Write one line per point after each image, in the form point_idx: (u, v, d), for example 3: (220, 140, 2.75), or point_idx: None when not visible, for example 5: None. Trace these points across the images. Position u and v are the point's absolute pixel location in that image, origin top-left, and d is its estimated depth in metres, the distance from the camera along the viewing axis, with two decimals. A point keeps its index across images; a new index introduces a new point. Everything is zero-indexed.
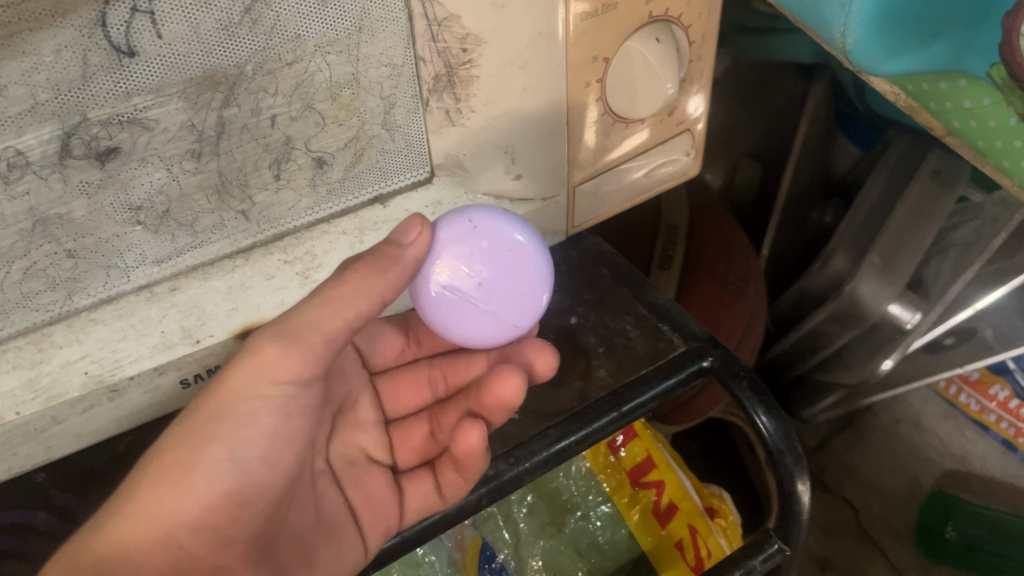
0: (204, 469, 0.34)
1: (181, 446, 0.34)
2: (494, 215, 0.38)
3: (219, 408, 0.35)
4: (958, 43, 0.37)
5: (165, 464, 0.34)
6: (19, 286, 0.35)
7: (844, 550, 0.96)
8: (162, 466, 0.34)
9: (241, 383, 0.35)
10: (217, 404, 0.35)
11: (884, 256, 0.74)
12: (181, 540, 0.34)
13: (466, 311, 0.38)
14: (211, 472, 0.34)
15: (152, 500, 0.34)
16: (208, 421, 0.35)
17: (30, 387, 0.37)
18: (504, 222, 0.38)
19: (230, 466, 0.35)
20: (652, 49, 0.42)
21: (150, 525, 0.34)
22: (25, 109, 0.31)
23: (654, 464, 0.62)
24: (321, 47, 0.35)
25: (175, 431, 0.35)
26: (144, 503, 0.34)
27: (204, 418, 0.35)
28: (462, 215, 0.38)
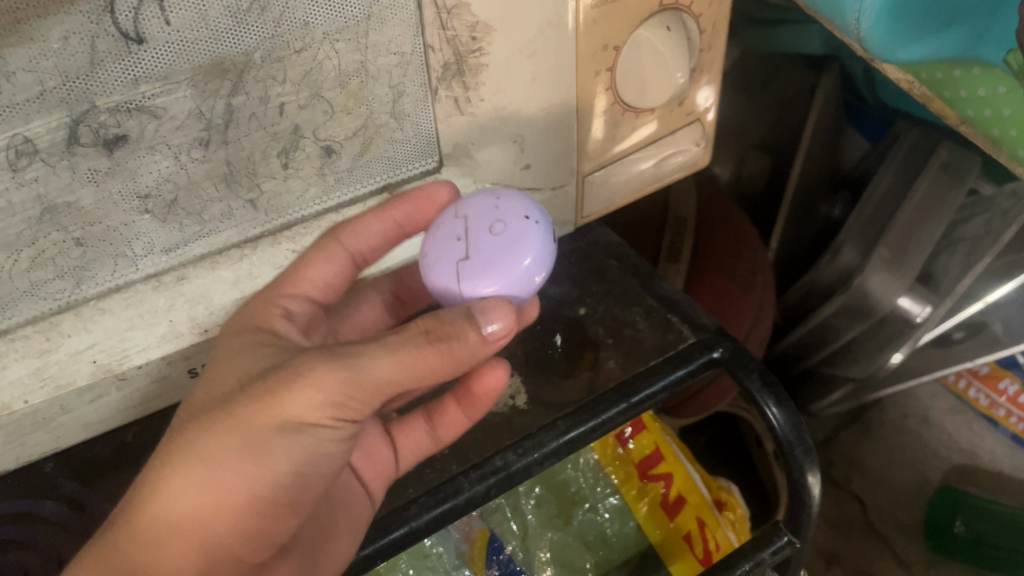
0: (251, 484, 0.32)
1: (218, 467, 0.32)
2: (539, 248, 0.35)
3: (268, 432, 0.31)
4: (973, 30, 0.36)
5: (210, 483, 0.32)
6: (26, 275, 0.35)
7: (852, 545, 0.96)
8: (207, 484, 0.32)
9: (283, 412, 0.31)
10: (264, 428, 0.31)
11: (893, 250, 0.74)
12: (216, 549, 0.33)
13: None
14: (257, 486, 0.32)
15: (185, 510, 0.32)
16: (252, 444, 0.31)
17: (37, 376, 0.37)
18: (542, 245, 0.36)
19: (276, 476, 0.33)
20: (661, 37, 0.41)
21: (184, 535, 0.32)
22: (33, 96, 0.30)
23: (662, 456, 0.62)
24: (330, 34, 0.35)
25: (219, 451, 0.31)
26: (175, 511, 0.32)
27: (240, 439, 0.31)
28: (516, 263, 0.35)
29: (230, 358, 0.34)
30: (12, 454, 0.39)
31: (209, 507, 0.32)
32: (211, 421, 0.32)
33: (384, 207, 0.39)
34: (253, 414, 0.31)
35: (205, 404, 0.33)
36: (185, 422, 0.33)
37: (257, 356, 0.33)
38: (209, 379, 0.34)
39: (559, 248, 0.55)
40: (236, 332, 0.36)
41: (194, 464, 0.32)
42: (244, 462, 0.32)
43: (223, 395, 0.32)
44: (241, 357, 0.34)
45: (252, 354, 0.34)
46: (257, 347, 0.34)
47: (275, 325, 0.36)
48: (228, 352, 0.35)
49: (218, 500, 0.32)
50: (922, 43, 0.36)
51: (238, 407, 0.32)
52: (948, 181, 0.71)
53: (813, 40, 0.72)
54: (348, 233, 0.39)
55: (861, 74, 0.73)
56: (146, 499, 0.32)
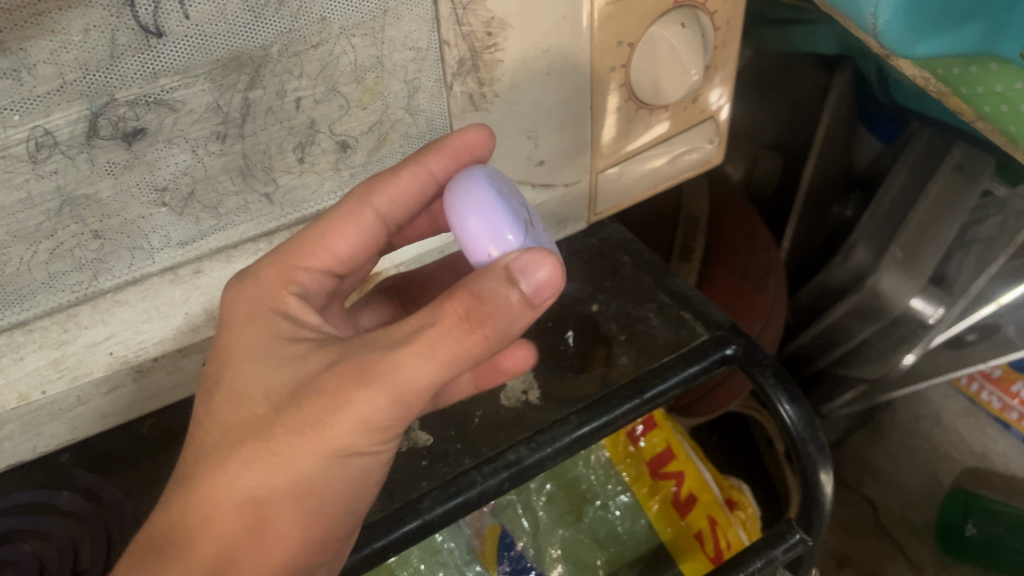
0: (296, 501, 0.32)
1: (265, 496, 0.32)
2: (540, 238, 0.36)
3: (308, 452, 0.31)
4: (991, 25, 0.36)
5: (256, 503, 0.32)
6: (45, 266, 0.35)
7: (862, 545, 0.96)
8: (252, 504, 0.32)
9: (326, 435, 0.31)
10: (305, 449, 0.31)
11: (906, 249, 0.74)
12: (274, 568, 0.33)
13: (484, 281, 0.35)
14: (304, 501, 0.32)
15: (237, 538, 0.32)
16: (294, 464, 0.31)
17: (55, 366, 0.38)
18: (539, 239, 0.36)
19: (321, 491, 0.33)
20: (675, 35, 0.41)
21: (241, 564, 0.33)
22: (53, 88, 0.31)
23: (673, 454, 0.62)
24: (346, 29, 0.35)
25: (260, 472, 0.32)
26: (227, 542, 0.32)
27: (285, 465, 0.31)
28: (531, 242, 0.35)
29: (246, 364, 0.34)
30: (29, 445, 0.40)
31: (261, 528, 0.33)
32: (250, 445, 0.32)
33: (423, 156, 0.37)
34: (294, 439, 0.31)
35: (233, 422, 0.33)
36: (217, 445, 0.33)
37: (281, 361, 0.33)
38: (230, 391, 0.33)
39: (572, 245, 0.55)
40: (250, 323, 0.35)
41: (239, 495, 0.32)
42: (291, 485, 0.32)
43: (255, 414, 0.32)
44: (262, 362, 0.33)
45: (275, 358, 0.33)
46: (279, 345, 0.34)
47: (288, 302, 0.35)
48: (243, 355, 0.34)
49: (266, 514, 0.32)
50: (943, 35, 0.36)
51: (278, 434, 0.31)
52: (961, 182, 0.70)
53: (826, 40, 0.72)
54: (381, 194, 0.38)
55: (874, 74, 0.73)
56: (193, 526, 0.32)
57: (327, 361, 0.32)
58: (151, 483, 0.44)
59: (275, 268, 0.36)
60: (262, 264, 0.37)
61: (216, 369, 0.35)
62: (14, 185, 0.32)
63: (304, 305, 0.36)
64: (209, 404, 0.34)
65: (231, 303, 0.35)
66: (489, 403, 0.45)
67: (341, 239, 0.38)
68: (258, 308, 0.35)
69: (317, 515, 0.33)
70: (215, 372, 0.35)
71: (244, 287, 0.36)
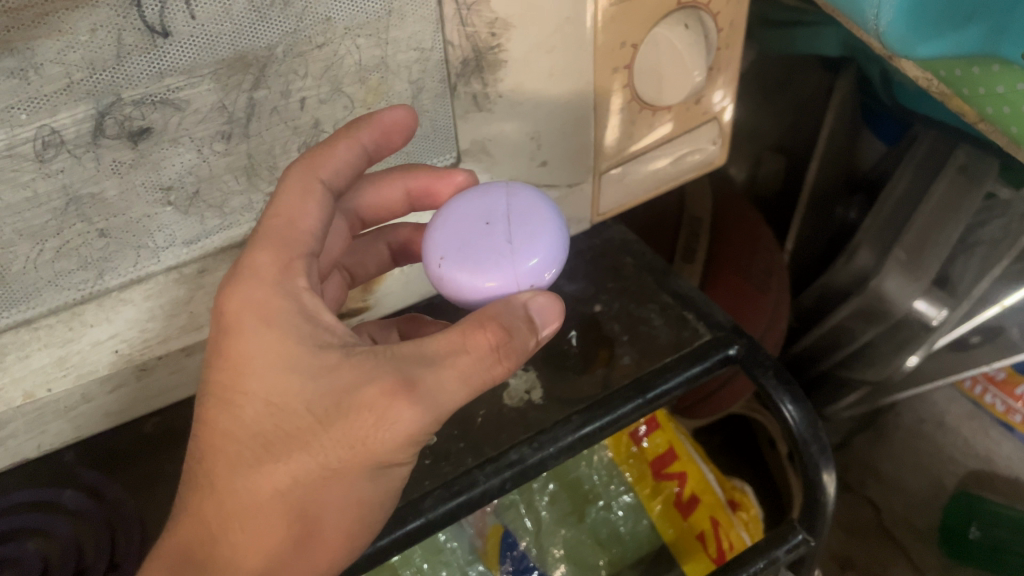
0: (336, 502, 0.34)
1: (313, 505, 0.33)
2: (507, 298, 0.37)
3: (347, 462, 0.32)
4: (994, 26, 0.37)
5: (298, 506, 0.33)
6: (51, 265, 0.36)
7: (866, 549, 0.97)
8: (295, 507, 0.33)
9: (373, 449, 0.32)
10: (345, 460, 0.32)
11: (909, 252, 0.73)
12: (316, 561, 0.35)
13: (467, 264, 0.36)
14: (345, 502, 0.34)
15: (285, 545, 0.34)
16: (336, 472, 0.33)
17: (59, 364, 0.38)
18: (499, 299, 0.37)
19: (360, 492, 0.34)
20: (678, 36, 0.41)
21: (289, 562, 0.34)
22: (60, 88, 0.31)
23: (677, 456, 0.62)
24: (351, 29, 0.36)
25: (303, 478, 0.33)
26: (277, 548, 0.34)
27: (334, 477, 0.33)
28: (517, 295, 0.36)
29: (271, 374, 0.33)
30: (33, 442, 0.41)
31: (304, 529, 0.34)
32: (288, 457, 0.32)
33: (353, 130, 0.35)
34: (343, 455, 0.32)
35: (270, 435, 0.33)
36: (255, 458, 0.33)
37: (311, 372, 0.32)
38: (259, 402, 0.33)
39: (575, 245, 0.55)
40: (266, 327, 0.33)
41: (287, 506, 0.33)
42: (339, 494, 0.33)
43: (293, 429, 0.32)
44: (289, 373, 0.32)
45: (304, 368, 0.32)
46: (305, 353, 0.32)
47: (304, 300, 0.34)
48: (265, 365, 0.33)
49: (307, 516, 0.34)
50: (944, 38, 0.36)
51: (320, 448, 0.32)
52: (965, 183, 0.70)
53: (830, 43, 0.72)
54: (323, 165, 0.35)
55: (877, 76, 0.73)
56: (239, 525, 0.34)
57: (363, 374, 0.32)
58: (155, 482, 0.45)
59: (268, 255, 0.34)
60: (256, 246, 0.34)
61: (233, 377, 0.33)
62: (21, 184, 0.33)
63: (316, 301, 0.34)
64: (232, 413, 0.33)
65: (236, 303, 0.34)
66: (492, 402, 0.45)
67: (308, 216, 0.35)
68: (270, 305, 0.33)
69: (358, 517, 0.35)
70: (234, 378, 0.33)
71: (244, 285, 0.34)
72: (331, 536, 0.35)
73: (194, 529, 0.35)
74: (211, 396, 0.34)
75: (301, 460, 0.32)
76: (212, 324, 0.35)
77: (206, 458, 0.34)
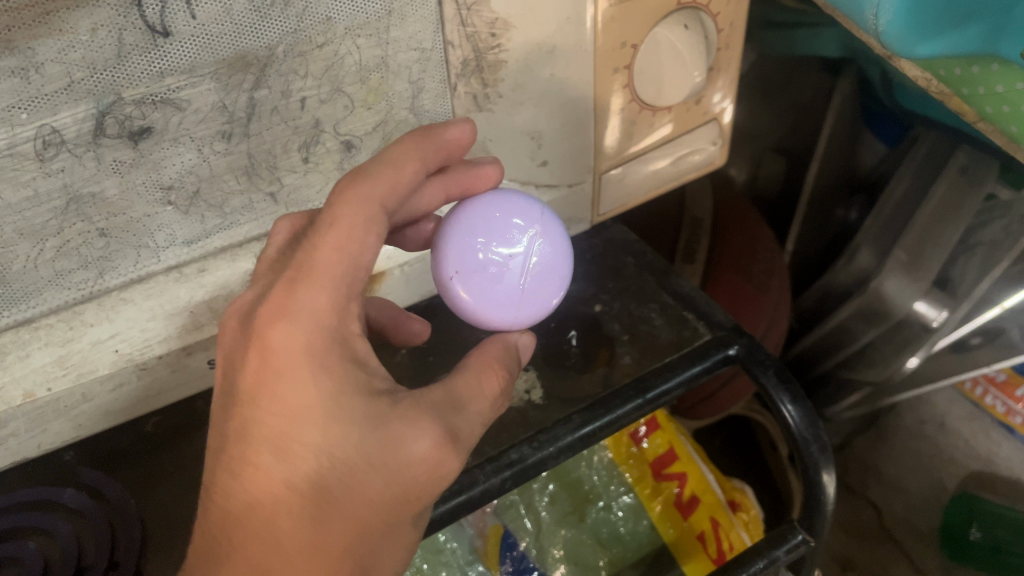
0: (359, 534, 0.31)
1: (356, 549, 0.32)
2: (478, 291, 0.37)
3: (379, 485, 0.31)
4: (992, 26, 0.37)
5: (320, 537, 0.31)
6: (51, 264, 0.36)
7: (867, 550, 0.97)
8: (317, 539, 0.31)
9: (420, 494, 0.32)
10: (377, 482, 0.31)
11: (909, 252, 0.73)
12: None
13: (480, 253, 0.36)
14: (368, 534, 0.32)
15: None
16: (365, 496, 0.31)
17: (60, 364, 0.38)
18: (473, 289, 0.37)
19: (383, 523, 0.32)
20: (678, 36, 0.41)
21: None
22: (61, 87, 0.31)
23: (676, 455, 0.62)
24: (351, 29, 0.36)
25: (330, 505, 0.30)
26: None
27: (383, 525, 0.32)
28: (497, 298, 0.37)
29: (328, 425, 0.30)
30: (34, 441, 0.40)
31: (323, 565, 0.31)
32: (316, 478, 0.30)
33: (422, 147, 0.34)
34: (393, 504, 0.31)
35: (328, 488, 0.30)
36: (310, 513, 0.30)
37: (370, 425, 0.30)
38: (318, 454, 0.30)
39: (577, 246, 0.55)
40: (323, 374, 0.30)
41: (312, 533, 0.30)
42: (381, 538, 0.32)
43: (351, 482, 0.30)
44: (349, 426, 0.30)
45: (363, 420, 0.30)
46: (362, 405, 0.31)
47: (355, 343, 0.32)
48: (324, 417, 0.30)
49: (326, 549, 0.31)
50: (943, 37, 0.36)
51: (353, 468, 0.30)
52: (964, 185, 0.70)
53: (831, 44, 0.72)
54: (398, 188, 0.33)
55: (878, 77, 0.73)
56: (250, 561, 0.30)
57: (392, 392, 0.32)
58: (155, 481, 0.44)
59: (297, 268, 0.33)
60: (307, 284, 0.31)
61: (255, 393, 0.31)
62: (22, 183, 0.33)
63: (364, 341, 0.32)
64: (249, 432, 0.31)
65: (264, 314, 0.31)
66: None
67: None
68: (301, 319, 0.32)
69: (378, 550, 0.32)
70: (282, 425, 0.30)
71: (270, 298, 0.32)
72: (348, 574, 0.32)
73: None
74: (228, 413, 0.32)
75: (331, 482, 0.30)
76: (248, 358, 0.31)
77: (244, 509, 0.31)
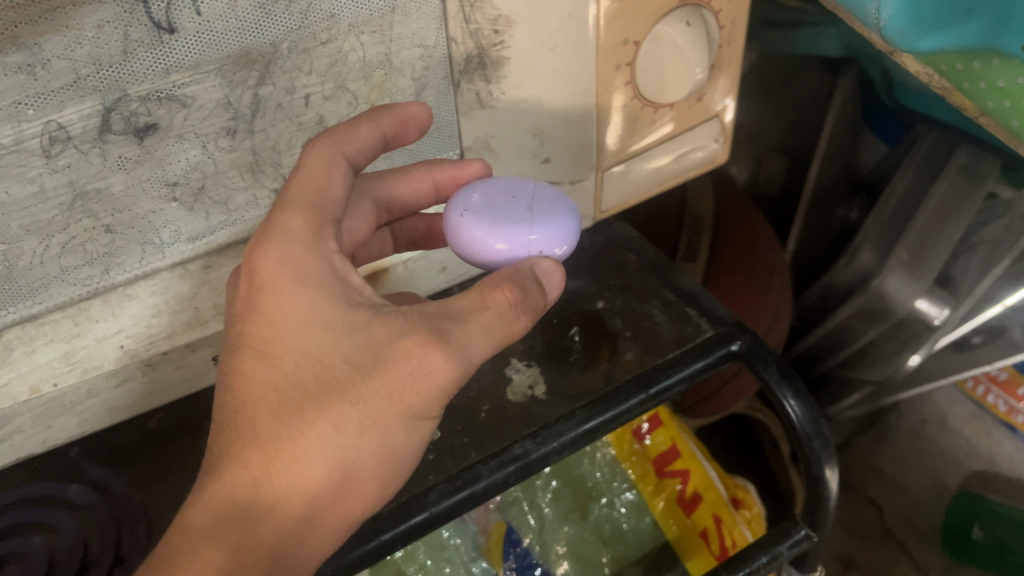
0: (372, 459, 0.33)
1: (355, 455, 0.33)
2: (478, 233, 0.37)
3: (386, 412, 0.33)
4: (994, 21, 0.37)
5: (336, 460, 0.32)
6: (57, 261, 0.36)
7: (868, 550, 0.96)
8: (334, 462, 0.32)
9: (409, 399, 0.33)
10: (384, 410, 0.32)
11: (912, 251, 0.74)
12: (346, 522, 0.34)
13: (509, 203, 0.38)
14: (379, 459, 0.34)
15: (324, 499, 0.33)
16: (374, 423, 0.33)
17: (65, 360, 0.38)
18: (477, 230, 0.37)
19: (394, 449, 0.34)
20: (681, 32, 0.42)
21: (323, 519, 0.33)
22: (67, 83, 0.31)
23: (679, 452, 0.63)
24: (355, 26, 0.36)
25: (343, 431, 0.32)
26: (313, 504, 0.33)
27: (374, 430, 0.33)
28: (491, 243, 0.37)
29: (334, 361, 0.32)
30: (38, 437, 0.41)
31: (340, 487, 0.33)
32: (328, 407, 0.32)
33: (375, 116, 0.36)
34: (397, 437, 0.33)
35: (313, 385, 0.32)
36: (297, 409, 0.32)
37: (346, 328, 0.33)
38: (299, 354, 0.33)
39: (579, 244, 0.54)
40: (301, 286, 0.33)
41: (328, 456, 0.32)
42: (376, 447, 0.33)
43: (359, 412, 0.32)
44: (327, 331, 0.33)
45: (339, 324, 0.33)
46: (338, 312, 0.33)
47: (334, 262, 0.34)
48: (302, 322, 0.33)
49: (343, 473, 0.33)
50: (946, 32, 0.37)
51: (361, 398, 0.32)
52: (966, 183, 0.70)
53: (832, 43, 0.72)
54: (349, 140, 0.36)
55: (878, 76, 0.73)
56: (272, 480, 0.32)
57: (395, 329, 0.33)
58: (159, 476, 0.44)
59: (299, 216, 0.34)
60: (287, 208, 0.35)
61: (270, 332, 0.33)
62: (28, 179, 0.33)
63: (346, 266, 0.35)
64: (264, 368, 0.33)
65: (271, 258, 0.33)
66: (495, 398, 0.45)
67: (333, 185, 0.36)
68: (304, 265, 0.34)
69: (388, 475, 0.34)
70: (267, 335, 0.33)
71: (275, 241, 0.34)
72: (362, 497, 0.34)
73: (239, 478, 0.32)
74: (243, 352, 0.34)
75: (341, 410, 0.32)
76: (239, 284, 0.34)
77: (242, 415, 0.33)
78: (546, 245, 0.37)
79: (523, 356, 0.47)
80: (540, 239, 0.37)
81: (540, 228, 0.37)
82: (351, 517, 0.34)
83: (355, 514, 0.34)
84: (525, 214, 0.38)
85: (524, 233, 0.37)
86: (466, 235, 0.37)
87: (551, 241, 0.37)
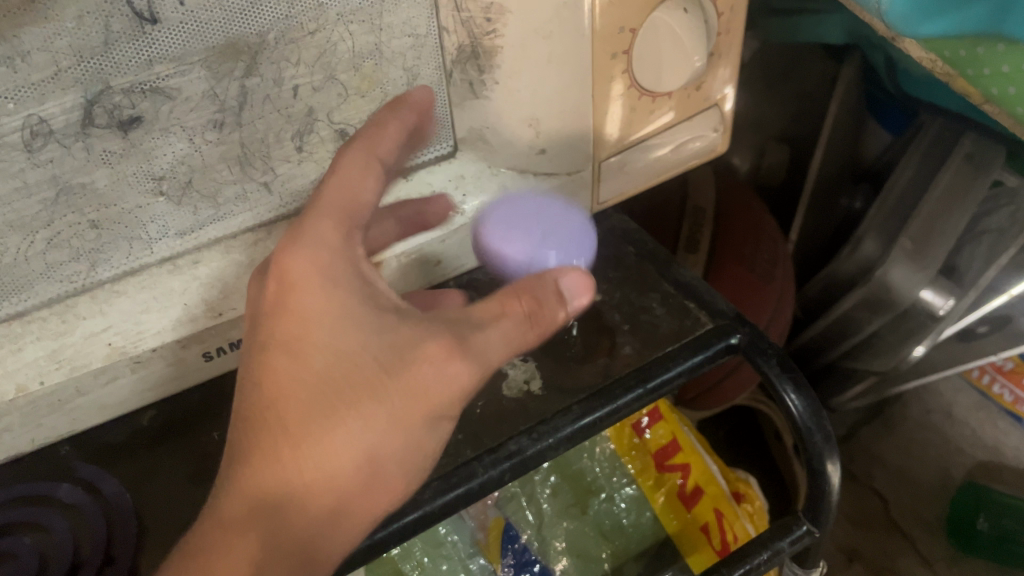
0: (398, 457, 0.32)
1: (383, 452, 0.32)
2: (499, 243, 0.39)
3: (416, 410, 0.32)
4: (999, 5, 0.36)
5: (365, 459, 0.32)
6: (43, 257, 0.35)
7: (872, 539, 0.95)
8: (364, 460, 0.32)
9: (438, 400, 0.32)
10: (415, 407, 0.32)
11: (916, 240, 0.71)
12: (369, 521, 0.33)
13: (529, 217, 0.40)
14: (406, 457, 0.33)
15: (350, 498, 0.32)
16: (403, 419, 0.32)
17: (51, 358, 0.36)
18: (497, 240, 0.39)
19: (419, 448, 0.33)
20: (678, 20, 0.39)
21: (347, 517, 0.32)
22: (48, 76, 0.31)
23: (679, 446, 0.61)
24: (343, 15, 0.35)
25: (373, 427, 0.31)
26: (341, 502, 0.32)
27: (403, 427, 0.32)
28: (511, 253, 0.39)
29: (364, 358, 0.32)
30: (25, 436, 0.38)
31: (366, 485, 0.32)
32: (359, 404, 0.31)
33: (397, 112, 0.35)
34: (424, 434, 0.33)
35: (344, 381, 0.31)
36: (330, 405, 0.31)
37: (374, 329, 0.32)
38: (330, 353, 0.32)
39: None
40: (328, 285, 0.32)
41: (357, 452, 0.31)
42: (403, 445, 0.32)
43: (390, 408, 0.31)
44: (354, 329, 0.32)
45: (366, 325, 0.32)
46: (365, 313, 0.32)
47: (358, 267, 0.33)
48: (332, 320, 0.32)
49: (370, 471, 0.32)
50: (943, 19, 0.37)
51: (391, 393, 0.31)
52: (971, 171, 0.69)
53: (834, 31, 0.71)
54: (380, 144, 0.34)
55: (882, 64, 0.72)
56: (300, 476, 0.31)
57: (421, 331, 0.32)
58: (152, 473, 0.40)
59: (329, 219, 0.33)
60: (314, 214, 0.33)
61: (297, 330, 0.32)
62: (11, 174, 0.32)
63: (370, 269, 0.34)
64: (289, 366, 0.32)
65: (299, 257, 0.32)
66: (491, 393, 0.42)
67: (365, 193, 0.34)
68: (332, 265, 0.32)
69: (409, 475, 0.33)
70: (294, 332, 0.32)
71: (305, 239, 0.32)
72: (385, 496, 0.33)
73: (270, 473, 0.31)
74: (266, 352, 0.32)
75: (372, 406, 0.31)
76: (264, 284, 0.33)
77: (270, 414, 0.32)
78: (564, 259, 0.39)
79: (518, 352, 0.44)
80: (558, 259, 0.39)
81: (556, 244, 0.39)
82: (375, 516, 0.33)
83: (379, 511, 0.33)
84: (546, 228, 0.40)
85: (541, 247, 0.39)
86: (486, 241, 0.40)
87: (568, 255, 0.39)
